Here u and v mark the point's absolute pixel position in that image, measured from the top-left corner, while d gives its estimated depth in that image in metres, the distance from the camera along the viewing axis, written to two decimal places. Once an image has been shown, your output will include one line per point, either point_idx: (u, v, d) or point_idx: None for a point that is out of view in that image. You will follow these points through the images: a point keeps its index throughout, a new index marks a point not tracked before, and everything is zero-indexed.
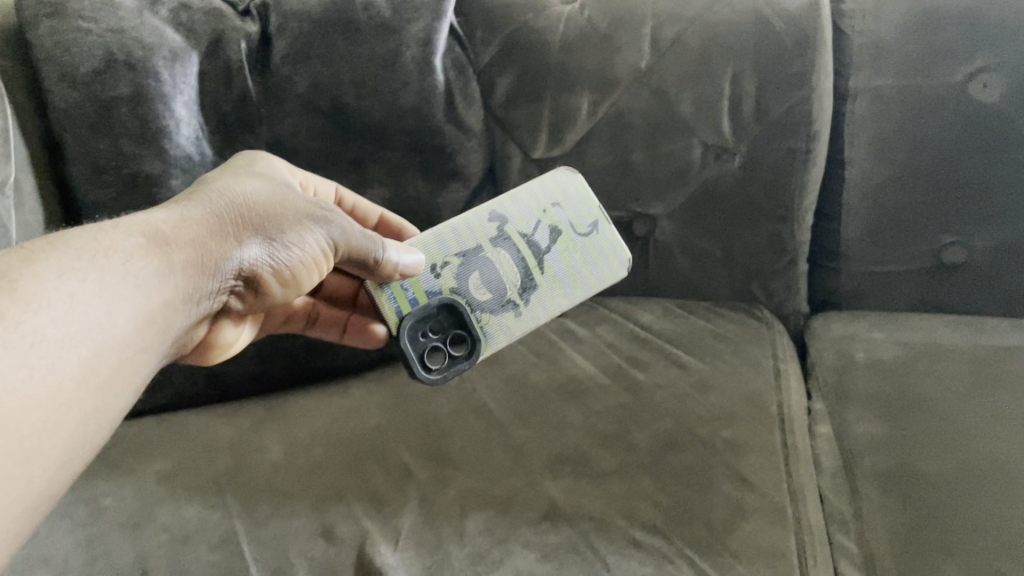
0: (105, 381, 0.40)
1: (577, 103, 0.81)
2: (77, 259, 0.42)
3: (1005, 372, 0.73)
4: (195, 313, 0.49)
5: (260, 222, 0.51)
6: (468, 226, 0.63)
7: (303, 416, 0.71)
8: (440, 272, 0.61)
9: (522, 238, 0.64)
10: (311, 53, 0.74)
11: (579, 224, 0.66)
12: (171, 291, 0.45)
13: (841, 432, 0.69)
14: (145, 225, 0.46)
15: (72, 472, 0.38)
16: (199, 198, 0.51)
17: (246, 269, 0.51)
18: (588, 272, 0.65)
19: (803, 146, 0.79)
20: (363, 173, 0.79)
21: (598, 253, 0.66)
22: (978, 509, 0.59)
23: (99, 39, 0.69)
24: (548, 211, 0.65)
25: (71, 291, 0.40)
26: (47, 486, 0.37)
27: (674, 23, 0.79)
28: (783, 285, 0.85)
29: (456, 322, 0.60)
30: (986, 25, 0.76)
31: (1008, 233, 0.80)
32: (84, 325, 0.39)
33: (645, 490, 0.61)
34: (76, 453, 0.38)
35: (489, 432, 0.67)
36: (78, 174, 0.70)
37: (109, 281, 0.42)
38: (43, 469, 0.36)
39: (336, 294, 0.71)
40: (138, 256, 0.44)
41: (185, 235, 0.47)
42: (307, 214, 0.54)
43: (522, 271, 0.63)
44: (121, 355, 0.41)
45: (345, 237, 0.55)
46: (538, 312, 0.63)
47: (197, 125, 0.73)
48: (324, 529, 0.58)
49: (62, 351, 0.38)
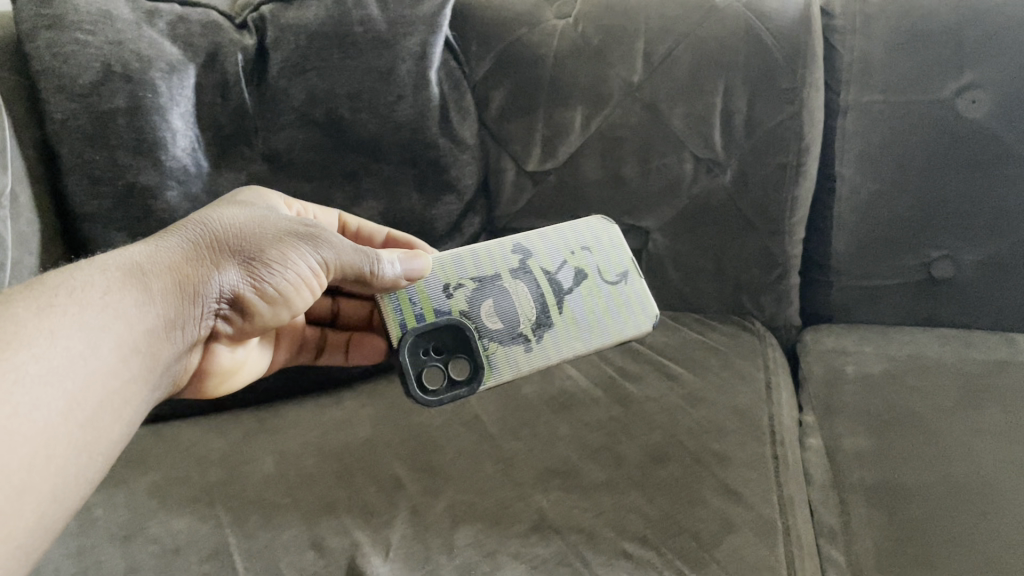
0: (94, 411, 0.42)
1: (571, 116, 0.82)
2: (52, 298, 0.43)
3: (992, 386, 0.73)
4: (181, 340, 0.49)
5: (239, 245, 0.52)
6: (489, 253, 0.65)
7: (296, 428, 0.71)
8: (452, 292, 0.62)
9: (544, 273, 0.65)
10: (306, 66, 0.75)
11: (608, 272, 0.68)
12: (150, 320, 0.46)
13: (830, 446, 0.69)
14: (121, 261, 0.48)
15: (68, 500, 0.40)
16: (179, 229, 0.52)
17: (231, 294, 0.51)
18: (610, 322, 0.66)
19: (795, 161, 0.79)
20: (358, 185, 0.79)
21: (624, 304, 0.67)
22: (965, 525, 0.59)
23: (97, 52, 0.69)
24: (575, 253, 0.68)
25: (51, 328, 0.41)
26: (42, 518, 0.38)
27: (666, 39, 0.80)
28: (775, 299, 0.86)
29: (462, 344, 0.60)
30: (975, 42, 0.76)
31: (997, 248, 0.80)
32: (65, 359, 0.41)
33: (635, 503, 0.61)
34: (69, 483, 0.40)
35: (480, 443, 0.68)
36: (73, 185, 0.70)
37: (88, 314, 0.43)
38: (35, 503, 0.38)
39: (351, 320, 0.75)
40: (116, 289, 0.46)
41: (159, 265, 0.48)
42: (291, 235, 0.54)
43: (540, 305, 0.64)
44: (107, 385, 0.43)
45: (335, 255, 0.55)
46: (550, 350, 0.63)
47: (192, 137, 0.73)
48: (314, 540, 0.59)
49: (45, 386, 0.39)
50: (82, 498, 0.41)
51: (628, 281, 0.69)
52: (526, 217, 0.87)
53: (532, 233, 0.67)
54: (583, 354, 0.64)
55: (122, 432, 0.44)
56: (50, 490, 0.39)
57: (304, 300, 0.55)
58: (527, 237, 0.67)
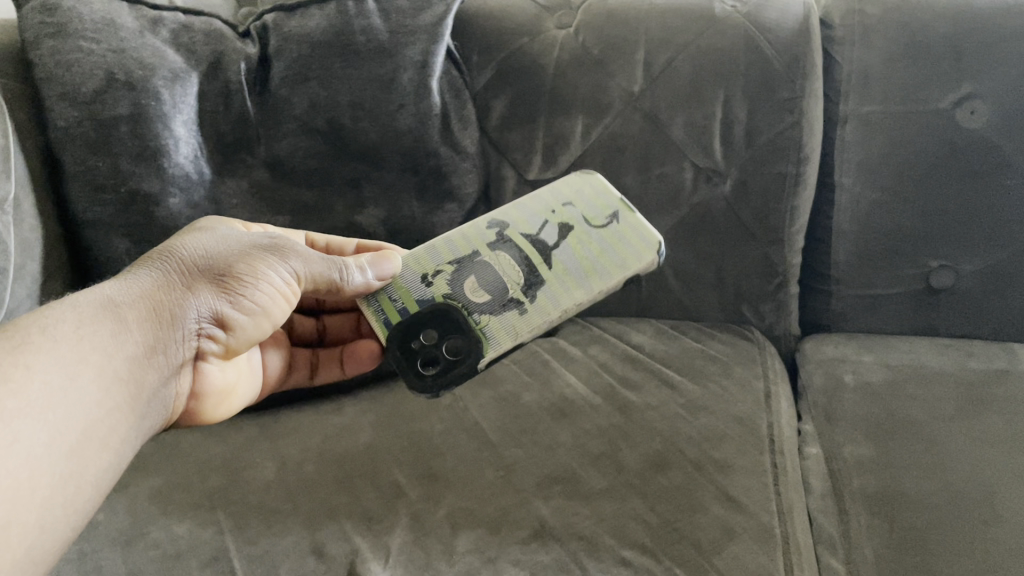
0: (78, 441, 0.42)
1: (571, 125, 0.83)
2: (27, 335, 0.43)
3: (992, 396, 0.74)
4: (166, 366, 0.50)
5: (210, 268, 0.53)
6: (463, 235, 0.66)
7: (296, 434, 0.71)
8: (432, 280, 0.64)
9: (524, 238, 0.66)
10: (309, 74, 0.75)
11: (593, 218, 0.68)
12: (131, 348, 0.47)
13: (830, 455, 0.69)
14: (95, 296, 0.48)
15: (59, 529, 0.41)
16: (147, 263, 0.53)
17: (210, 315, 0.52)
18: (605, 261, 0.65)
19: (794, 170, 0.80)
20: (359, 193, 0.80)
21: (618, 242, 0.66)
22: (966, 534, 0.59)
23: (100, 59, 0.70)
24: (555, 212, 0.68)
25: (27, 364, 0.42)
26: (29, 550, 0.39)
27: (666, 49, 0.80)
28: (775, 307, 0.86)
29: (450, 326, 0.61)
30: (972, 53, 0.77)
31: (996, 258, 0.81)
32: (45, 392, 0.41)
33: (635, 510, 0.61)
34: (55, 513, 0.40)
35: (481, 451, 0.68)
36: (77, 192, 0.71)
37: (63, 348, 0.44)
38: (20, 533, 0.38)
39: (340, 334, 0.76)
40: (91, 320, 0.46)
41: (135, 294, 0.49)
42: (260, 252, 0.55)
43: (526, 267, 0.64)
44: (89, 414, 0.43)
45: (305, 267, 0.57)
46: (545, 305, 0.62)
47: (194, 144, 0.74)
48: (315, 546, 0.59)
49: (25, 419, 0.40)
50: (74, 527, 0.42)
51: (619, 221, 0.68)
52: None
53: (505, 207, 0.69)
54: (586, 301, 0.63)
55: (111, 461, 0.44)
56: (37, 521, 0.39)
57: (282, 313, 0.56)
58: (499, 212, 0.68)
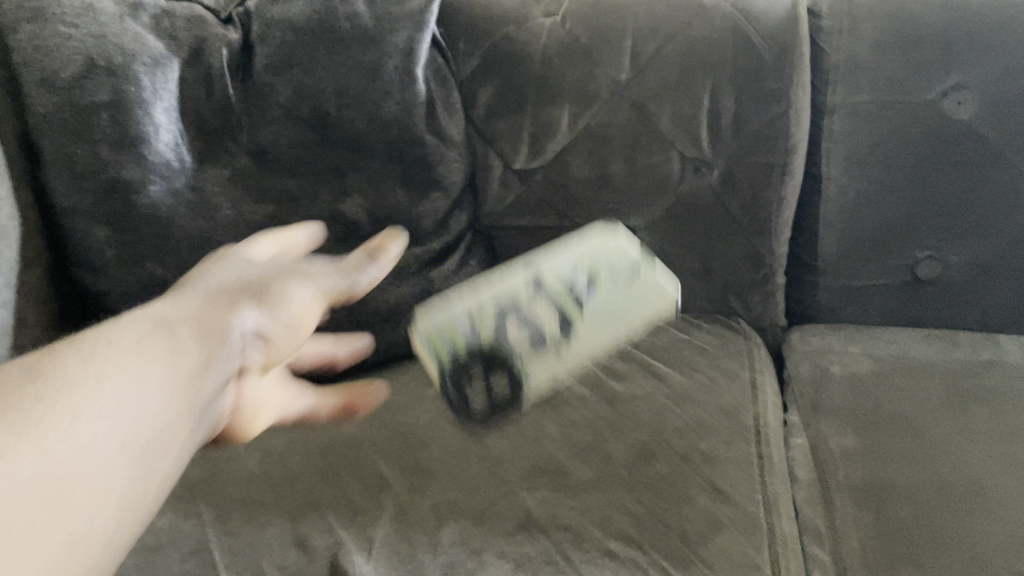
0: (127, 445, 0.34)
1: (558, 114, 0.82)
2: (89, 325, 0.37)
3: (979, 388, 0.73)
4: (212, 390, 0.40)
5: (247, 283, 0.44)
6: (506, 279, 0.64)
7: (280, 425, 0.70)
8: (481, 325, 0.63)
9: (564, 292, 0.66)
10: (292, 62, 0.74)
11: (618, 271, 0.69)
12: (192, 354, 0.39)
13: (816, 446, 0.69)
14: (148, 307, 0.40)
15: (111, 544, 0.32)
16: (196, 270, 0.46)
17: (257, 333, 0.43)
18: (626, 318, 0.70)
19: (781, 161, 0.80)
20: (343, 183, 0.77)
21: (637, 300, 0.71)
22: (953, 525, 0.58)
23: (79, 45, 0.68)
24: (585, 258, 0.68)
25: (95, 342, 0.36)
26: (108, 542, 0.32)
27: (654, 37, 0.80)
28: (761, 298, 0.86)
29: (493, 358, 0.64)
30: (962, 42, 0.76)
31: (982, 249, 0.81)
32: (104, 381, 0.34)
33: (621, 501, 0.61)
34: (111, 531, 0.32)
35: (467, 442, 0.67)
36: (57, 179, 0.70)
37: (131, 330, 0.38)
38: (88, 532, 0.31)
39: None
40: (148, 329, 0.38)
41: (188, 299, 0.41)
42: (299, 264, 0.48)
43: (561, 319, 0.66)
44: (135, 415, 0.34)
45: (330, 283, 0.47)
46: (571, 359, 0.67)
47: (176, 132, 0.72)
48: (298, 540, 0.58)
49: (100, 399, 0.34)
50: (121, 552, 0.33)
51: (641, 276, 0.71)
52: (512, 216, 0.87)
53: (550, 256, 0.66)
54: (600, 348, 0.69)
55: (158, 470, 0.35)
56: (106, 526, 0.32)
57: (314, 330, 0.46)
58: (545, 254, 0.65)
